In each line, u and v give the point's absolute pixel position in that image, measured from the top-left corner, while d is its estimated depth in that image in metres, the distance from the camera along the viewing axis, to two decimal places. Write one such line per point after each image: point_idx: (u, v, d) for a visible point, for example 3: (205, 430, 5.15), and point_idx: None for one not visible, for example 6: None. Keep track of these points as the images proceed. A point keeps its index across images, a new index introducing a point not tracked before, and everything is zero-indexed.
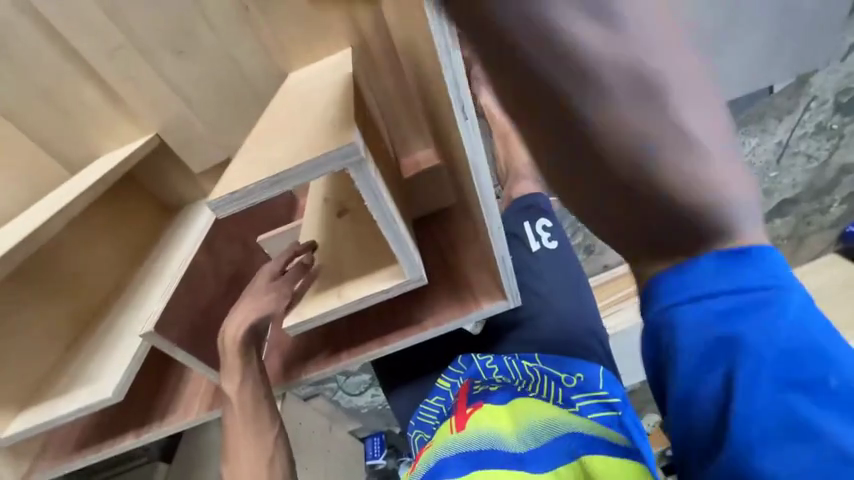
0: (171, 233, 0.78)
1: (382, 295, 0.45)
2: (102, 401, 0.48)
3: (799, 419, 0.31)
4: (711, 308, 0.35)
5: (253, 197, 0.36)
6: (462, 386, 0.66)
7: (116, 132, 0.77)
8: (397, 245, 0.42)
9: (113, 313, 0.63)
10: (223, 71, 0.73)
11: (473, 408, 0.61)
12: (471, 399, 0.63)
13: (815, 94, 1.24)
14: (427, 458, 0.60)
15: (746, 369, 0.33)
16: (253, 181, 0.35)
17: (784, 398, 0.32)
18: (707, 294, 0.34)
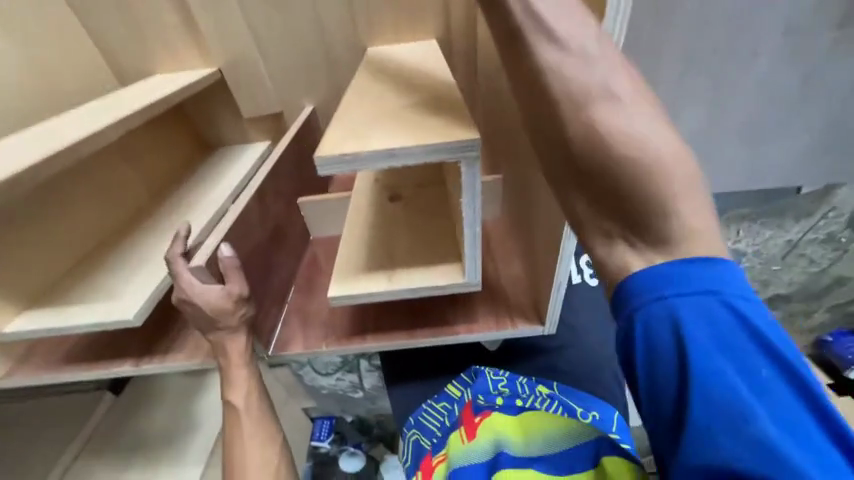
0: (209, 170, 0.76)
1: (435, 290, 0.45)
2: (121, 322, 0.46)
3: (747, 414, 0.33)
4: (682, 313, 0.35)
5: (360, 164, 0.35)
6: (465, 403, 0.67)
7: (180, 57, 0.76)
8: (469, 246, 0.42)
9: (138, 233, 0.61)
10: (305, 27, 0.72)
11: (482, 417, 0.63)
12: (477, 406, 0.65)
13: (833, 204, 1.29)
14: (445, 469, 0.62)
15: (705, 368, 0.34)
16: (363, 149, 0.35)
17: (735, 395, 0.34)
18: (678, 298, 0.36)
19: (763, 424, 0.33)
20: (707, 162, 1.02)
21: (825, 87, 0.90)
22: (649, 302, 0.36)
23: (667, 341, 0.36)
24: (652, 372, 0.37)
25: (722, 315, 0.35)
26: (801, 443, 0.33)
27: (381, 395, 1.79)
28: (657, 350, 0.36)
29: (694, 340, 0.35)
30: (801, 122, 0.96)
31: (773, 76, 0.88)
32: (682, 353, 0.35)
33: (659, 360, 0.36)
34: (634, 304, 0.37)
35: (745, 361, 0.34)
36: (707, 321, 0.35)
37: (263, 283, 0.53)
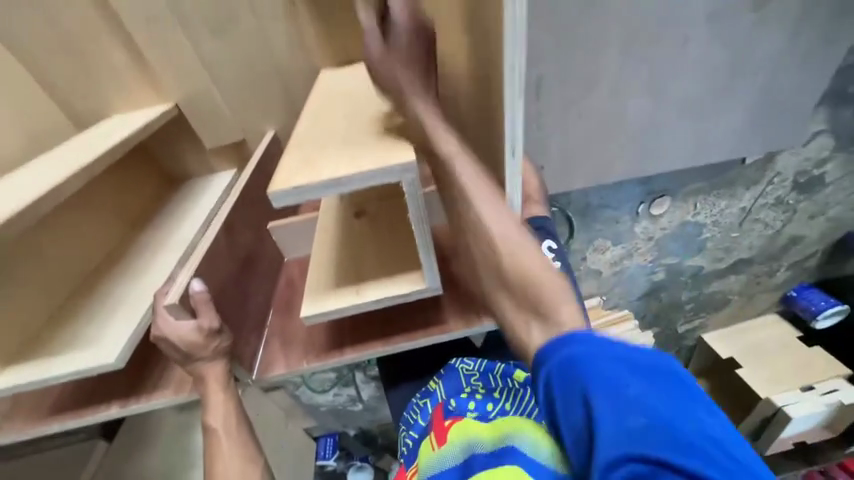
0: (177, 205, 0.77)
1: (400, 298, 0.48)
2: (101, 366, 0.47)
3: (641, 423, 0.38)
4: (579, 348, 0.45)
5: (313, 194, 0.38)
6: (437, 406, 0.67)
7: (136, 98, 0.77)
8: (425, 254, 0.46)
9: (110, 276, 0.62)
10: (257, 56, 0.75)
11: (453, 421, 0.61)
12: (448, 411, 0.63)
13: (777, 170, 1.39)
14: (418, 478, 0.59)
15: (611, 388, 0.41)
16: (314, 180, 0.38)
17: (640, 404, 0.40)
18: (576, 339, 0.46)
19: (671, 427, 0.38)
20: (656, 145, 1.09)
21: (750, 67, 0.98)
22: (557, 350, 0.46)
23: (580, 374, 0.43)
24: (568, 397, 0.43)
25: (608, 345, 0.45)
26: (708, 440, 0.38)
27: (381, 405, 1.81)
28: (574, 387, 0.43)
29: (595, 367, 0.43)
30: (735, 100, 1.04)
31: (703, 61, 0.96)
32: (591, 381, 0.42)
33: (571, 394, 0.43)
34: (550, 356, 0.46)
35: (635, 384, 0.41)
36: (603, 359, 0.43)
37: (239, 310, 0.55)
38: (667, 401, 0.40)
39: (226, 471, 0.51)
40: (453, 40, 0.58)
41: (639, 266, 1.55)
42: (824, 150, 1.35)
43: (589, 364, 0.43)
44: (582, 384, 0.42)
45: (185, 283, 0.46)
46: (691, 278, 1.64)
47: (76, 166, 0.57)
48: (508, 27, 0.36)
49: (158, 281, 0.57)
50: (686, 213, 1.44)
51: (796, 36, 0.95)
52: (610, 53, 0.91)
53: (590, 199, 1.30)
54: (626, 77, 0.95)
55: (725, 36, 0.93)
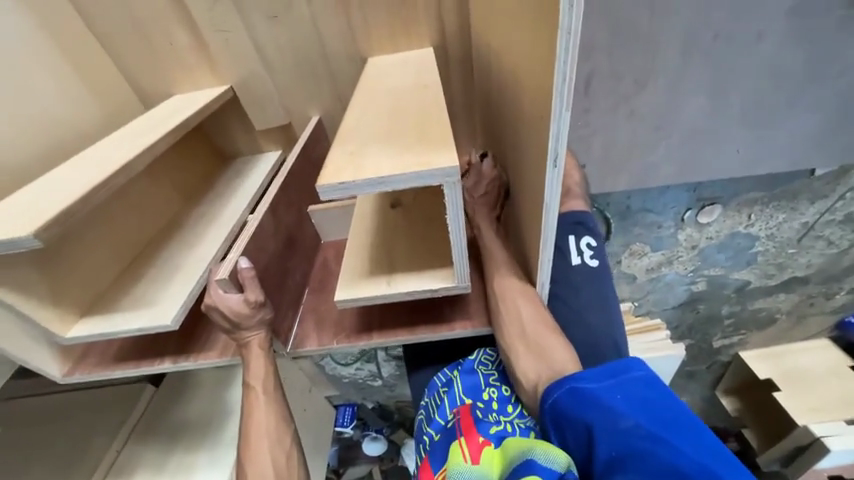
0: (226, 181, 0.83)
1: (429, 294, 0.50)
2: (162, 326, 0.53)
3: (630, 429, 0.44)
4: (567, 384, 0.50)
5: (356, 190, 0.40)
6: (463, 408, 0.61)
7: (195, 79, 0.82)
8: (457, 254, 0.47)
9: (167, 244, 0.68)
10: (307, 42, 0.77)
11: (483, 442, 0.53)
12: (482, 430, 0.56)
13: (851, 184, 1.25)
14: None
15: (599, 411, 0.46)
16: (359, 177, 0.40)
17: (625, 419, 0.45)
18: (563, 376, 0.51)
19: (654, 431, 0.44)
20: (712, 149, 1.01)
21: (835, 66, 0.88)
22: (553, 390, 0.51)
23: (575, 408, 0.48)
24: (570, 419, 0.48)
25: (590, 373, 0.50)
26: (685, 434, 0.44)
27: (399, 383, 1.89)
28: (572, 423, 0.48)
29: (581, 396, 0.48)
30: (809, 105, 0.94)
31: (776, 63, 0.87)
32: (582, 412, 0.47)
33: (574, 415, 0.48)
34: (552, 387, 0.51)
35: (626, 399, 0.47)
36: (598, 382, 0.49)
37: (280, 286, 0.60)
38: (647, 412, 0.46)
39: (257, 431, 0.56)
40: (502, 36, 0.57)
41: (677, 275, 1.48)
42: None
43: (586, 388, 0.49)
44: (582, 405, 0.48)
45: (235, 261, 0.50)
46: (735, 292, 1.55)
47: (143, 145, 0.62)
48: (558, 52, 0.35)
49: (209, 254, 0.63)
50: (736, 223, 1.35)
51: None
52: (670, 51, 0.85)
53: (631, 201, 1.24)
54: (683, 78, 0.89)
55: (806, 34, 0.83)
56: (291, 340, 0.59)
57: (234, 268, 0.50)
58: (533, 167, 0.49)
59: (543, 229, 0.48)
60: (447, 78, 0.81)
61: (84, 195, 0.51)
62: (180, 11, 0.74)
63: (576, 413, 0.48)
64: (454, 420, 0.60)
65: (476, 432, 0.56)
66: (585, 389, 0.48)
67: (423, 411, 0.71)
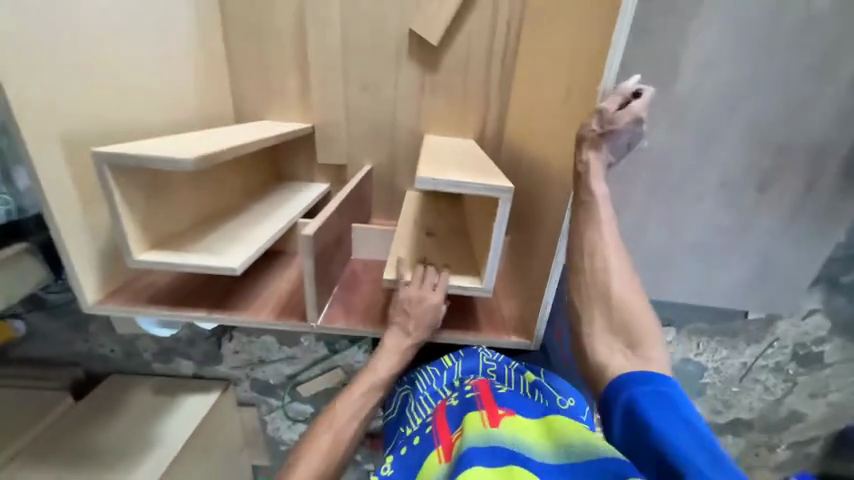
0: (282, 193, 0.98)
1: (460, 289, 0.67)
2: (227, 270, 0.62)
3: (703, 449, 0.46)
4: (615, 405, 0.54)
5: (441, 187, 0.61)
6: (481, 384, 0.73)
7: (288, 114, 1.04)
8: (490, 263, 0.64)
9: (231, 220, 0.79)
10: (384, 113, 1.02)
11: (506, 413, 0.65)
12: (501, 402, 0.68)
13: (777, 334, 1.50)
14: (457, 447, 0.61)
15: (675, 420, 0.49)
16: (447, 179, 0.61)
17: (700, 439, 0.47)
18: (612, 387, 0.56)
19: (727, 462, 0.45)
20: (667, 271, 1.26)
21: (755, 229, 1.19)
22: (636, 384, 0.54)
23: (652, 406, 0.51)
24: (646, 413, 0.51)
25: (629, 384, 0.55)
26: None
27: (340, 464, 1.72)
28: (649, 417, 0.50)
29: (631, 412, 0.52)
30: (740, 253, 1.22)
31: (716, 215, 1.17)
32: (660, 414, 0.50)
33: (649, 409, 0.51)
34: (635, 384, 0.54)
35: (699, 427, 0.49)
36: (677, 401, 0.52)
37: (331, 268, 0.72)
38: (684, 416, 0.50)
39: None
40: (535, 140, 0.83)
41: None
42: (821, 329, 1.48)
43: (663, 394, 0.52)
44: (661, 407, 0.51)
45: (321, 224, 0.65)
46: None
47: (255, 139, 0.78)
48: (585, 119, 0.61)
49: (271, 232, 0.74)
50: (688, 350, 1.53)
51: (796, 216, 1.16)
52: (642, 187, 1.14)
53: None
54: (651, 209, 1.17)
55: (735, 200, 1.15)
56: (331, 309, 0.71)
57: (319, 229, 0.64)
58: (552, 222, 0.69)
59: (554, 254, 0.66)
60: None
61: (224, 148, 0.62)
62: (300, 69, 0.99)
63: (654, 411, 0.51)
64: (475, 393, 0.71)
65: (496, 405, 0.67)
66: (663, 396, 0.52)
67: (410, 386, 0.83)
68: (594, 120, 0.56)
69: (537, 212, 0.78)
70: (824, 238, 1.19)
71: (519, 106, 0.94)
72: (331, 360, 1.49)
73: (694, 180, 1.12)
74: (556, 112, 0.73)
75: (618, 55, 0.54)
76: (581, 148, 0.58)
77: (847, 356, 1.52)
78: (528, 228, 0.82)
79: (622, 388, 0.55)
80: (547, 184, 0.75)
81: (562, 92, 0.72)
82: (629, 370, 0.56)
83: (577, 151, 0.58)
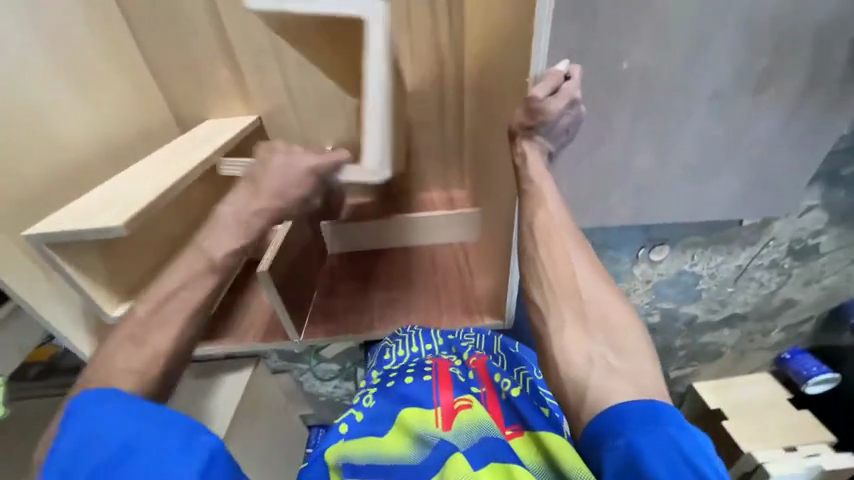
0: (246, 197, 0.95)
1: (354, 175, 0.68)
2: (201, 311, 0.65)
3: None
4: (605, 453, 0.39)
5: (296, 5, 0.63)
6: (483, 363, 0.64)
7: (229, 109, 0.96)
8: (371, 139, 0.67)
9: (195, 245, 0.78)
10: (330, 88, 0.94)
11: (513, 431, 0.54)
12: (506, 419, 0.56)
13: (773, 234, 1.49)
14: (462, 420, 0.54)
15: None
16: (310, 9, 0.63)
17: None
18: (601, 425, 0.40)
19: None
20: (656, 199, 1.17)
21: (750, 139, 1.05)
22: (637, 424, 0.38)
23: (657, 460, 0.36)
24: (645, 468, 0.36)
25: (623, 422, 0.39)
26: None
27: None
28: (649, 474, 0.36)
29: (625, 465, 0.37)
30: (735, 166, 1.11)
31: (707, 130, 1.03)
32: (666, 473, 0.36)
33: (651, 464, 0.36)
34: (634, 426, 0.38)
35: None
36: (692, 451, 0.37)
37: (301, 281, 0.73)
38: (693, 467, 0.36)
39: None
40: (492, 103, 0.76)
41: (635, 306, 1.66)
42: (819, 222, 1.46)
43: (674, 441, 0.37)
44: (668, 463, 0.36)
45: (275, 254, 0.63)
46: (685, 326, 1.74)
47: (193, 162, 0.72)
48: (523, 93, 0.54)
49: (236, 256, 0.74)
50: (683, 262, 1.55)
51: (800, 115, 1.02)
52: (622, 117, 1.00)
53: (593, 238, 1.43)
54: (633, 138, 1.04)
55: (729, 109, 1.00)
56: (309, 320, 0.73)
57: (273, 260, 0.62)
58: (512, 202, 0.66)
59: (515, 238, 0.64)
60: (441, 127, 1.01)
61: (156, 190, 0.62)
62: (226, 56, 0.89)
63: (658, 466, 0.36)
64: (477, 373, 0.63)
65: (503, 422, 0.56)
66: (674, 445, 0.37)
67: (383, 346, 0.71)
68: (520, 110, 0.52)
69: (501, 186, 0.74)
70: (829, 133, 1.06)
71: (474, 58, 0.85)
72: None
73: (680, 97, 0.97)
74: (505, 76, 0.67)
75: (543, 42, 0.47)
76: (516, 141, 0.56)
77: (843, 243, 1.53)
78: (496, 199, 0.79)
79: (617, 429, 0.39)
80: (505, 157, 0.71)
81: (508, 50, 0.64)
82: (629, 400, 0.40)
83: (512, 144, 0.56)
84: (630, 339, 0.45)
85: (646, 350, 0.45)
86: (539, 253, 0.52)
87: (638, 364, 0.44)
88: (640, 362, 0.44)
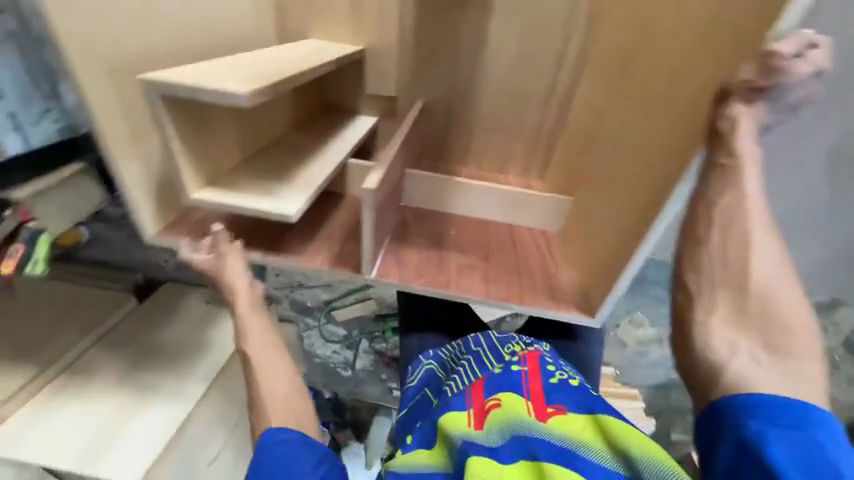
0: (330, 128, 0.90)
1: None
2: (283, 215, 0.59)
3: None
4: (729, 425, 0.47)
5: None
6: (529, 355, 0.86)
7: (334, 31, 0.89)
8: None
9: (278, 156, 0.73)
10: (446, 38, 0.88)
11: (554, 412, 0.74)
12: (551, 399, 0.77)
13: (835, 320, 1.39)
14: (499, 417, 0.75)
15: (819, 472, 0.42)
16: None
17: None
18: (734, 407, 0.47)
19: None
20: None
21: None
22: (767, 413, 0.45)
23: (787, 446, 0.44)
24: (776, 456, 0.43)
25: (760, 409, 0.46)
26: None
27: (366, 380, 1.93)
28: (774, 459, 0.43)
29: (746, 439, 0.46)
30: None
31: None
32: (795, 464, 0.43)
33: (785, 452, 0.43)
34: (769, 418, 0.45)
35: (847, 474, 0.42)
36: (821, 437, 0.44)
37: (386, 218, 0.67)
38: (823, 454, 0.43)
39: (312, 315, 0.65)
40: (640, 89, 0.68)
41: (662, 355, 1.65)
42: None
43: (812, 436, 0.44)
44: (801, 450, 0.43)
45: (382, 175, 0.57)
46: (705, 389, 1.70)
47: (312, 64, 0.67)
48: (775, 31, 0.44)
49: (323, 175, 0.68)
50: None
51: None
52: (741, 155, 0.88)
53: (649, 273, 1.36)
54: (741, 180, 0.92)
55: None
56: (384, 260, 0.68)
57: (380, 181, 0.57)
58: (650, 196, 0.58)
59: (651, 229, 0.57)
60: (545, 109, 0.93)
61: (279, 77, 0.54)
62: None
63: (791, 454, 0.43)
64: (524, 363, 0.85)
65: (545, 403, 0.76)
66: (812, 438, 0.43)
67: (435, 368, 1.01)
68: (752, 65, 0.44)
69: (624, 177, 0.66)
70: None
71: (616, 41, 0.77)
72: (366, 293, 1.71)
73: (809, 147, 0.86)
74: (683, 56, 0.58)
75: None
76: (723, 102, 0.48)
77: None
78: (601, 195, 0.72)
79: (754, 413, 0.46)
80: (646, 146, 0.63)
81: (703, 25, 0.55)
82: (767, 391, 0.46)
83: (717, 106, 0.48)
84: (796, 344, 0.47)
85: (813, 360, 0.48)
86: (710, 239, 0.51)
87: (798, 365, 0.47)
88: (799, 362, 0.47)
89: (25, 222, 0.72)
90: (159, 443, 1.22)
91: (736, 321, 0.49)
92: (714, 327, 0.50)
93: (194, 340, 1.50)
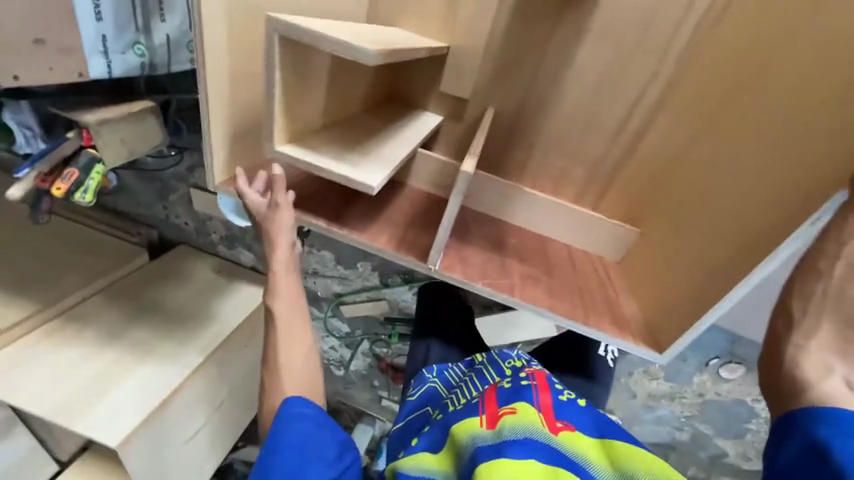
0: (399, 116, 0.90)
1: None
2: (364, 186, 0.58)
3: None
4: (803, 427, 0.48)
5: None
6: (535, 372, 0.81)
7: (422, 24, 0.90)
8: None
9: (356, 131, 0.73)
10: (532, 51, 0.88)
11: (564, 426, 0.70)
12: (560, 413, 0.73)
13: None
14: (511, 423, 0.69)
15: None
16: None
17: None
18: (810, 414, 0.49)
19: None
20: None
21: None
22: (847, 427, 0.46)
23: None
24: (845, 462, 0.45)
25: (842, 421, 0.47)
26: None
27: (356, 383, 1.90)
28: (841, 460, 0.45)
29: (816, 441, 0.47)
30: None
31: None
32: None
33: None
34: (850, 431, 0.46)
35: None
36: None
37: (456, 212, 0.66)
38: None
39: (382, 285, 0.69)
40: (740, 150, 0.71)
41: (671, 413, 1.58)
42: None
43: None
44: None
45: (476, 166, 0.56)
46: (706, 456, 1.64)
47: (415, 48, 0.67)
48: None
49: (401, 156, 0.67)
50: (747, 393, 1.43)
51: None
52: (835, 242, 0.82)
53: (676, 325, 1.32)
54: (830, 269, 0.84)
55: None
56: (449, 253, 0.66)
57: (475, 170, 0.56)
58: None
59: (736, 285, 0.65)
60: (614, 136, 0.89)
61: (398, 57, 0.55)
62: None
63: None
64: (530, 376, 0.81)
65: (554, 415, 0.72)
66: None
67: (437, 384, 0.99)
68: None
69: None
70: None
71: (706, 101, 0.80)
72: (379, 292, 1.62)
73: None
74: (799, 126, 0.61)
75: None
76: None
77: None
78: None
79: (833, 423, 0.47)
80: (746, 207, 0.67)
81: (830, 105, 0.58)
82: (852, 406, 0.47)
83: None
84: None
85: None
86: None
87: None
88: None
89: (86, 145, 0.81)
90: (150, 404, 1.20)
91: (838, 351, 0.51)
92: (814, 352, 0.52)
93: (201, 307, 1.44)
